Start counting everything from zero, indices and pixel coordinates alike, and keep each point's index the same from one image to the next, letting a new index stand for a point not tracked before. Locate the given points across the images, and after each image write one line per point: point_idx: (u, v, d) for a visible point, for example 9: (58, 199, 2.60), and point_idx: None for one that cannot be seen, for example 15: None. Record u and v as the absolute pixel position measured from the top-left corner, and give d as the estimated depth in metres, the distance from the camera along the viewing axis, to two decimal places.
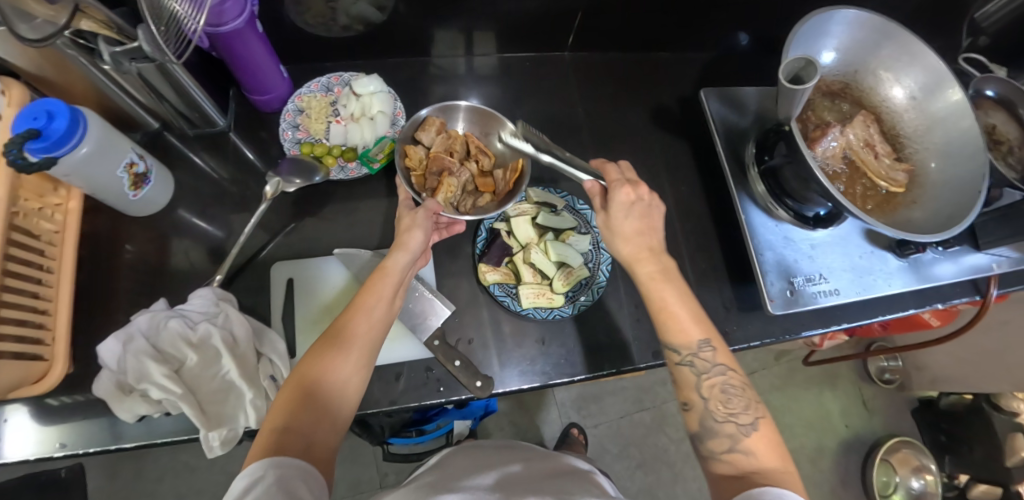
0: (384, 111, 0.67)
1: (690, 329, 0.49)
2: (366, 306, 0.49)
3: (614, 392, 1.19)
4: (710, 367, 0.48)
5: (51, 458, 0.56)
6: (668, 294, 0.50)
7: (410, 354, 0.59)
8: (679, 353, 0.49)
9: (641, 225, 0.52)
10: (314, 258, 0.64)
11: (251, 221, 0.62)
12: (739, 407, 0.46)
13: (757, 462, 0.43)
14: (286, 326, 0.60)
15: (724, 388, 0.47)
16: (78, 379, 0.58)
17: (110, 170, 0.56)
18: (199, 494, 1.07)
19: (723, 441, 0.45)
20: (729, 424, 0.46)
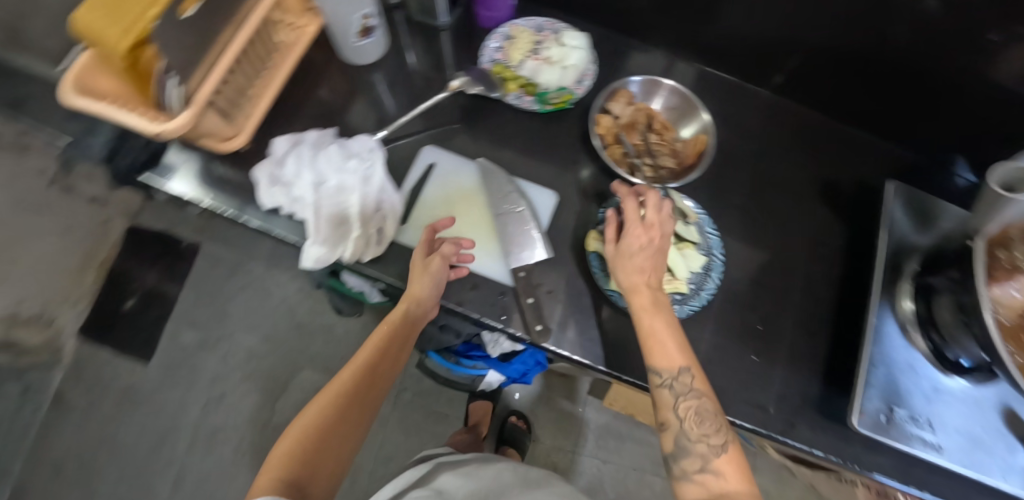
0: (578, 65, 0.70)
1: (673, 355, 0.51)
2: (364, 364, 0.55)
3: (638, 441, 1.15)
4: (687, 391, 0.50)
5: (199, 203, 0.67)
6: (658, 324, 0.52)
7: (495, 274, 0.62)
8: (661, 378, 0.51)
9: (646, 263, 0.55)
10: (459, 156, 0.67)
11: (419, 105, 0.66)
12: (712, 428, 0.49)
13: (726, 483, 0.46)
14: (408, 197, 0.64)
15: (699, 411, 0.50)
16: (244, 159, 0.69)
17: (350, 11, 0.63)
18: (263, 317, 1.23)
19: (695, 461, 0.48)
20: (701, 444, 0.48)
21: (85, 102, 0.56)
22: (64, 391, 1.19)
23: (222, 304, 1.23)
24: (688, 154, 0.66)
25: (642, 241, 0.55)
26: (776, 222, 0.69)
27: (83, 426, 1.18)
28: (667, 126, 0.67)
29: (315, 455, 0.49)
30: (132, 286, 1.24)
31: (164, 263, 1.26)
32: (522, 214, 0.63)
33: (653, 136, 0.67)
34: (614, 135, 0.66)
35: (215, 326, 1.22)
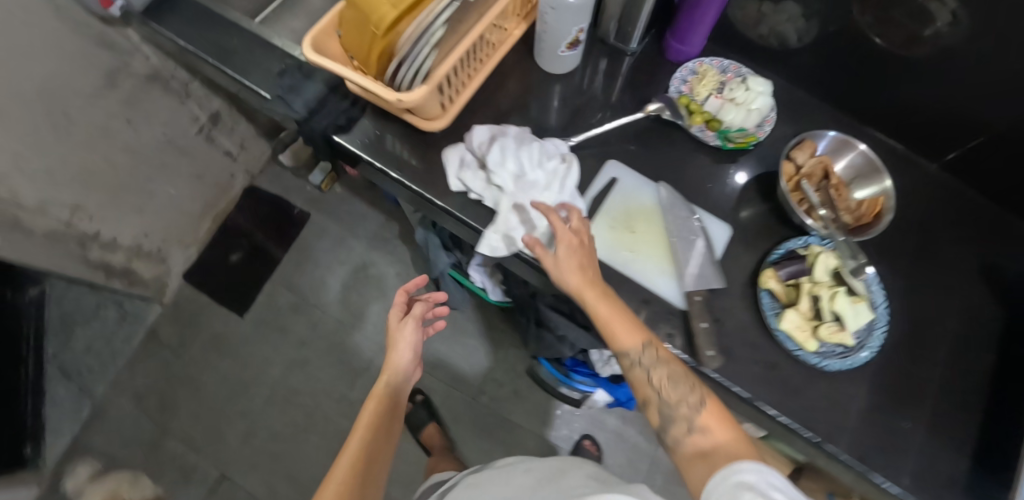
0: (761, 110, 0.72)
1: (632, 333, 0.54)
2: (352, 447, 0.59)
3: None
4: (655, 362, 0.53)
5: (388, 174, 0.70)
6: (603, 307, 0.55)
7: (667, 293, 0.63)
8: (630, 356, 0.53)
9: (581, 259, 0.57)
10: (643, 177, 0.69)
11: (609, 123, 0.70)
12: (684, 391, 0.51)
13: (711, 434, 0.47)
14: (593, 205, 0.67)
15: (672, 379, 0.52)
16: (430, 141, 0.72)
17: (569, 24, 0.65)
18: (357, 294, 1.27)
19: (681, 425, 0.49)
20: (682, 407, 0.50)
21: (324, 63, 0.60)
22: (160, 326, 1.26)
23: (321, 273, 1.28)
24: (866, 212, 0.66)
25: (572, 241, 0.57)
26: (935, 296, 0.70)
27: (169, 363, 1.23)
28: (843, 183, 0.68)
29: None
30: (241, 241, 1.31)
31: (274, 224, 1.32)
32: (699, 243, 0.65)
33: (832, 189, 0.67)
34: (792, 182, 0.68)
35: (309, 292, 1.27)
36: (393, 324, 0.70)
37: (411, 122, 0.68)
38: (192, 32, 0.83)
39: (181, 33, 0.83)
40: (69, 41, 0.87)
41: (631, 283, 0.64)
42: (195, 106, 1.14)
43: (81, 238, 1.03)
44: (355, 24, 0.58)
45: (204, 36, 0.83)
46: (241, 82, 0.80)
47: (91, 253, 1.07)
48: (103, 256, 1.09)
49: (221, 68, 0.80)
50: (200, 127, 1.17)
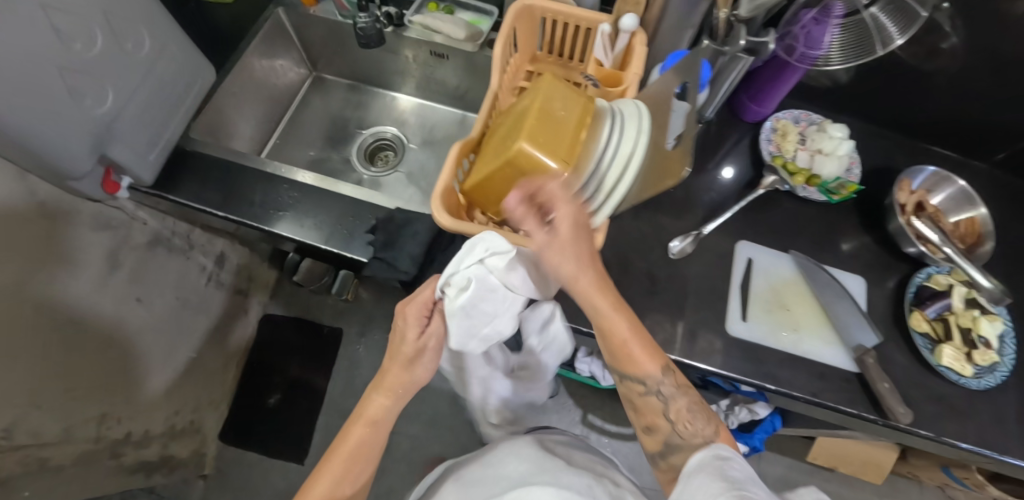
0: (847, 156, 0.74)
1: (653, 360, 0.51)
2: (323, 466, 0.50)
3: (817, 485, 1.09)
4: (674, 392, 0.51)
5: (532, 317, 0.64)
6: (622, 327, 0.50)
7: (837, 361, 0.64)
8: (642, 383, 0.51)
9: (587, 249, 0.48)
10: (773, 250, 0.71)
11: (730, 210, 0.70)
12: (701, 423, 0.49)
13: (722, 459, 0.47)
14: (742, 291, 0.67)
15: (689, 409, 0.50)
16: None
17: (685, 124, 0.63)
18: None
19: (687, 457, 0.48)
20: (695, 439, 0.48)
21: (463, 227, 0.55)
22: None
23: None
24: (966, 233, 0.70)
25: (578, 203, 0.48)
26: None
27: None
28: (937, 211, 0.71)
29: None
30: (276, 381, 1.19)
31: (308, 352, 1.22)
32: (849, 302, 0.66)
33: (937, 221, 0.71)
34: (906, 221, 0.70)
35: None
36: (433, 348, 0.54)
37: None
38: (232, 199, 0.72)
39: (220, 203, 0.72)
40: (67, 239, 0.73)
41: (803, 360, 0.64)
42: (201, 254, 1.01)
43: (112, 447, 0.86)
44: (503, 174, 0.53)
45: (249, 200, 0.72)
46: (310, 245, 0.69)
47: (125, 458, 0.90)
48: (137, 456, 0.93)
49: (284, 236, 0.69)
50: (206, 275, 1.03)
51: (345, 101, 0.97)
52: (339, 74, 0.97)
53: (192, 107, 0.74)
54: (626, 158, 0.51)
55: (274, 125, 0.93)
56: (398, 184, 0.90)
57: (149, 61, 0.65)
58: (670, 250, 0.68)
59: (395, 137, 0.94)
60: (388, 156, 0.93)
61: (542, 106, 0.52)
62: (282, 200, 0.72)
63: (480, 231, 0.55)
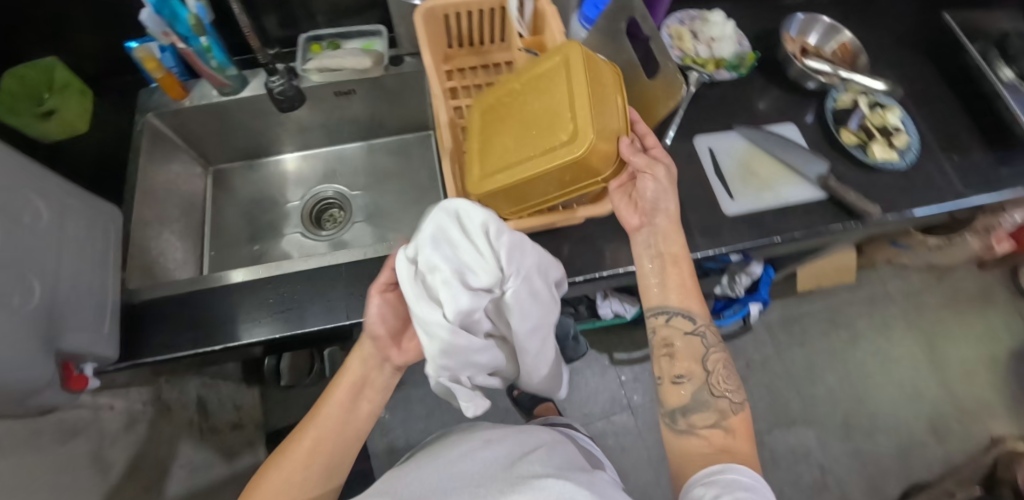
0: (734, 32, 0.83)
1: (696, 304, 0.58)
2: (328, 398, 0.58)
3: (810, 311, 1.25)
4: (715, 344, 0.57)
5: (573, 282, 0.66)
6: (681, 274, 0.58)
7: (809, 195, 0.73)
8: (691, 321, 0.57)
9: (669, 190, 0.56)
10: (721, 133, 0.79)
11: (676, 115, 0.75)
12: (733, 387, 0.56)
13: (733, 436, 0.52)
14: (717, 176, 0.74)
15: (724, 366, 0.57)
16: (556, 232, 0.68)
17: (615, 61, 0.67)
18: None
19: (710, 416, 0.54)
20: (723, 400, 0.54)
21: None
22: None
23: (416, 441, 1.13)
24: (843, 56, 0.85)
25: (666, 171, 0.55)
26: (909, 69, 0.87)
27: None
28: (816, 49, 0.85)
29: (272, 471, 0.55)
30: None
31: None
32: (795, 144, 0.76)
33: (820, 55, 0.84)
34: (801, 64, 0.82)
35: None
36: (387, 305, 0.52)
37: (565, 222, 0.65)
38: (221, 327, 0.65)
39: (210, 337, 0.65)
40: (44, 462, 0.61)
41: (788, 208, 0.72)
42: (178, 409, 0.89)
43: None
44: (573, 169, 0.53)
45: (241, 319, 0.66)
46: (331, 329, 0.65)
47: None
48: None
49: (298, 333, 0.64)
50: (194, 424, 0.91)
51: (259, 182, 0.90)
52: (240, 158, 0.89)
53: (119, 257, 0.65)
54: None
55: (200, 238, 0.83)
56: (365, 235, 0.85)
57: (56, 227, 0.55)
58: None
59: (338, 193, 0.88)
60: (336, 214, 0.88)
61: (590, 81, 0.52)
62: (273, 302, 0.66)
63: None
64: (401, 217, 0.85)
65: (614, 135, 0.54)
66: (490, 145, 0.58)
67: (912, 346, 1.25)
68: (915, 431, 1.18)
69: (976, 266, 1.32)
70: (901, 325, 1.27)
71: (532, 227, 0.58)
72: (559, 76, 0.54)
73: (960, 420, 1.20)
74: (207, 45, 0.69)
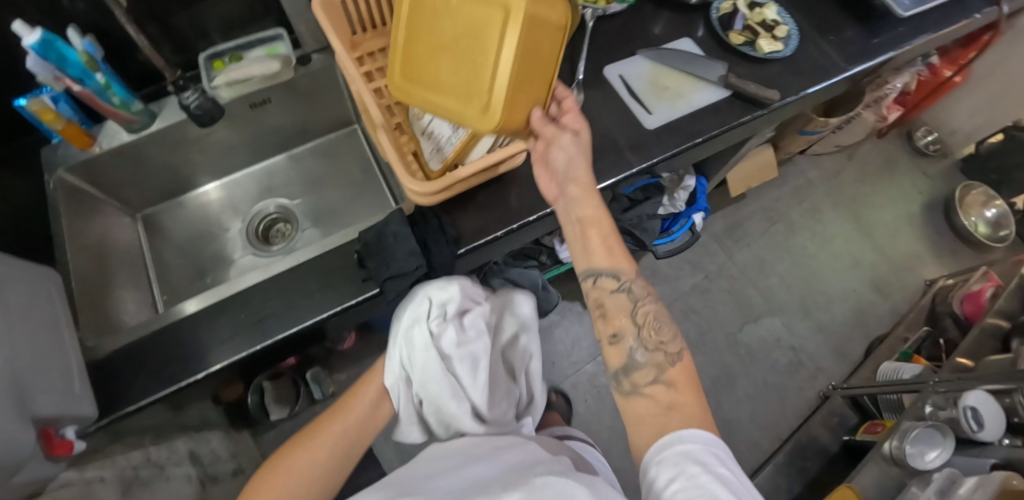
0: None
1: (622, 260, 0.59)
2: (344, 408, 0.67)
3: (748, 213, 1.34)
4: (641, 292, 0.59)
5: (529, 222, 0.67)
6: (597, 232, 0.60)
7: (717, 95, 0.80)
8: (616, 279, 0.59)
9: (583, 159, 0.61)
10: (626, 59, 0.82)
11: (584, 47, 0.78)
12: (668, 335, 0.56)
13: (674, 390, 0.52)
14: (635, 98, 0.78)
15: (656, 316, 0.57)
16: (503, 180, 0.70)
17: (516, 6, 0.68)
18: None
19: (649, 373, 0.54)
20: (659, 352, 0.55)
21: (429, 187, 0.59)
22: None
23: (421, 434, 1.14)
24: None
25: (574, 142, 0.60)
26: None
27: None
28: None
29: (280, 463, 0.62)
30: None
31: None
32: (693, 56, 0.81)
33: None
34: None
35: None
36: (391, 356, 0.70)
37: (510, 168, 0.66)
38: (196, 356, 0.64)
39: (187, 368, 0.63)
40: None
41: (703, 111, 0.78)
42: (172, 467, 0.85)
43: None
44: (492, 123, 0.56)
45: (215, 343, 0.65)
46: (307, 327, 0.64)
47: None
48: None
49: (277, 339, 0.64)
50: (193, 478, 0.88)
51: (194, 216, 0.87)
52: (165, 196, 0.86)
53: (66, 315, 0.62)
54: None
55: (147, 285, 0.80)
56: (317, 239, 0.84)
57: None
58: None
59: (281, 207, 0.88)
60: (284, 227, 0.87)
61: (523, 48, 0.50)
62: (244, 317, 0.65)
63: (445, 182, 0.59)
64: (349, 215, 0.86)
65: (535, 102, 0.57)
66: (412, 60, 0.56)
67: (840, 221, 1.38)
68: (861, 294, 1.30)
69: (873, 140, 1.47)
70: (826, 206, 1.39)
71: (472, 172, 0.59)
72: (496, 22, 0.49)
73: (895, 274, 1.34)
74: (105, 81, 0.67)
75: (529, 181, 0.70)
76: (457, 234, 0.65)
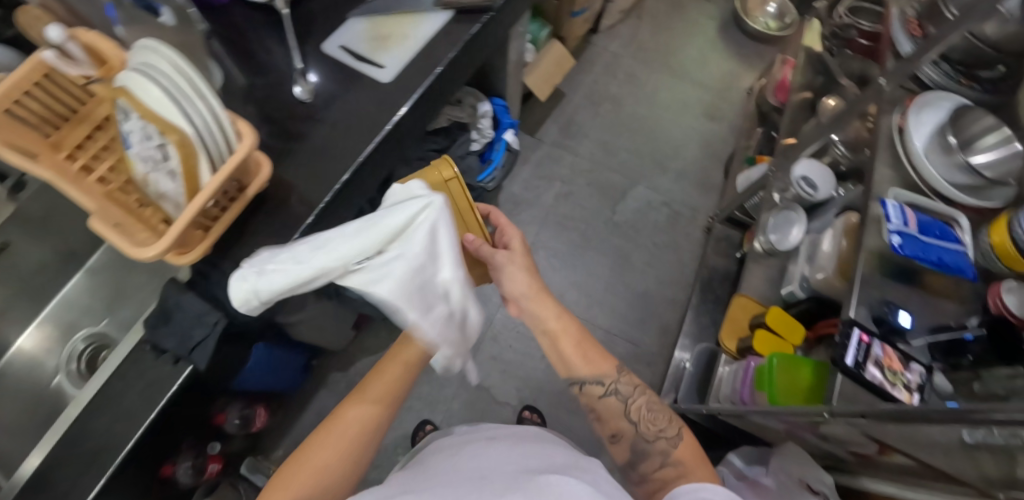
0: None
1: (606, 365, 0.68)
2: (352, 414, 0.60)
3: (576, 107, 1.36)
4: (630, 391, 0.68)
5: (308, 225, 0.67)
6: (561, 332, 0.67)
7: (441, 19, 0.80)
8: (602, 384, 0.67)
9: (527, 272, 0.65)
10: (341, 27, 0.79)
11: (289, 32, 0.74)
12: (664, 425, 0.65)
13: (679, 466, 0.60)
14: (363, 61, 0.76)
15: (649, 410, 0.67)
16: (272, 198, 0.67)
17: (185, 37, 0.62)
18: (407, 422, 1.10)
19: (655, 459, 0.63)
20: (659, 440, 0.64)
21: (157, 246, 0.55)
22: None
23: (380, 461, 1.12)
24: None
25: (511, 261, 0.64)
26: None
27: None
28: None
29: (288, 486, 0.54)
30: None
31: None
32: None
33: None
34: None
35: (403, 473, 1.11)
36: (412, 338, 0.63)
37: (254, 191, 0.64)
38: None
39: None
40: None
41: (434, 39, 0.78)
42: None
43: None
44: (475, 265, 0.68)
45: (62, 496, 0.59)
46: (144, 434, 0.61)
47: None
48: None
49: (125, 456, 0.60)
50: None
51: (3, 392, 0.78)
52: None
53: None
54: (174, 66, 0.52)
55: None
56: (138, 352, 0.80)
57: None
58: (300, 97, 0.73)
59: (88, 338, 0.83)
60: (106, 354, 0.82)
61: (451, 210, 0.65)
62: (85, 456, 0.60)
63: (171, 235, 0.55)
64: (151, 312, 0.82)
65: (471, 231, 0.65)
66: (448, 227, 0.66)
67: (655, 76, 1.44)
68: (699, 129, 1.38)
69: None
70: (639, 68, 1.44)
71: (195, 214, 0.56)
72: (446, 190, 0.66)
73: (720, 97, 1.43)
74: None
75: (295, 189, 0.68)
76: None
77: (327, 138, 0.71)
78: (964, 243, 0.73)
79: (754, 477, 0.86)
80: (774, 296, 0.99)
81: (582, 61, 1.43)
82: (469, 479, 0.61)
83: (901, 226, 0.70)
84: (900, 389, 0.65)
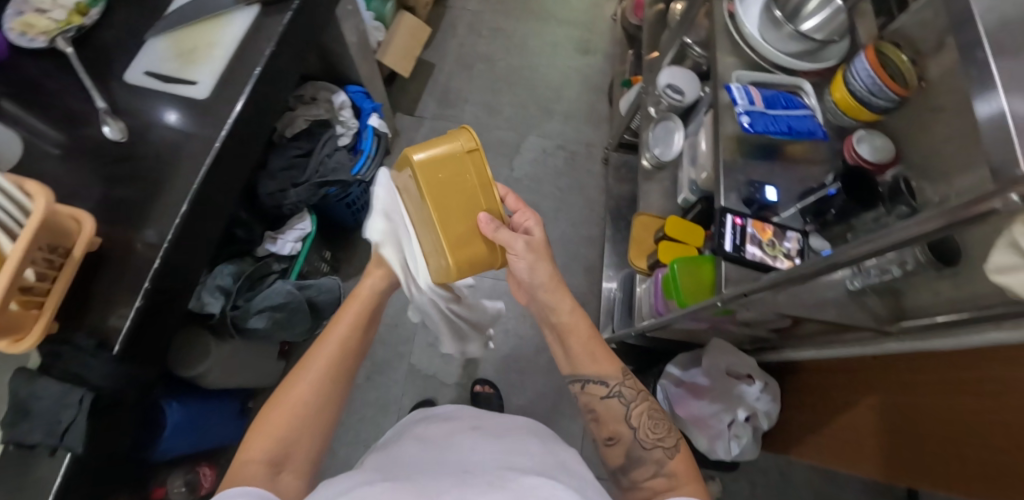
0: None
1: (611, 366, 0.63)
2: (315, 356, 0.58)
3: (449, 75, 1.33)
4: (632, 394, 0.62)
5: (156, 270, 0.62)
6: (569, 328, 0.63)
7: (246, 19, 0.77)
8: (604, 384, 0.63)
9: (543, 264, 0.61)
10: (140, 51, 0.73)
11: (79, 70, 0.67)
12: (663, 433, 0.59)
13: (674, 480, 0.55)
14: (172, 80, 0.72)
15: (651, 415, 0.61)
16: (110, 253, 0.62)
17: None
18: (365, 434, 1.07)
19: (649, 468, 0.57)
20: (656, 450, 0.58)
21: None
22: None
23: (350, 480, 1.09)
24: None
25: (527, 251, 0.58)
26: None
27: None
28: None
29: (258, 432, 0.53)
30: None
31: None
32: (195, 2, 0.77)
33: None
34: None
35: None
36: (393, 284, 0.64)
37: (79, 250, 0.58)
38: None
39: None
40: None
41: (244, 40, 0.76)
42: None
43: None
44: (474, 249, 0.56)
45: None
46: None
47: None
48: None
49: None
50: None
51: None
52: None
53: None
54: None
55: None
56: None
57: None
58: (112, 138, 0.67)
59: None
60: None
61: (466, 188, 0.54)
62: None
63: None
64: None
65: (488, 212, 0.55)
66: (442, 198, 0.53)
67: (520, 24, 1.42)
68: (575, 66, 1.38)
69: None
70: (502, 20, 1.41)
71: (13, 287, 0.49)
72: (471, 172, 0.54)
73: (588, 30, 1.43)
74: None
75: (133, 237, 0.63)
76: (99, 338, 0.59)
77: (159, 174, 0.67)
78: (811, 107, 0.76)
79: (691, 379, 0.89)
80: (672, 207, 1.02)
81: (444, 26, 1.39)
82: (454, 454, 0.55)
83: (747, 106, 0.72)
84: (780, 259, 0.69)
